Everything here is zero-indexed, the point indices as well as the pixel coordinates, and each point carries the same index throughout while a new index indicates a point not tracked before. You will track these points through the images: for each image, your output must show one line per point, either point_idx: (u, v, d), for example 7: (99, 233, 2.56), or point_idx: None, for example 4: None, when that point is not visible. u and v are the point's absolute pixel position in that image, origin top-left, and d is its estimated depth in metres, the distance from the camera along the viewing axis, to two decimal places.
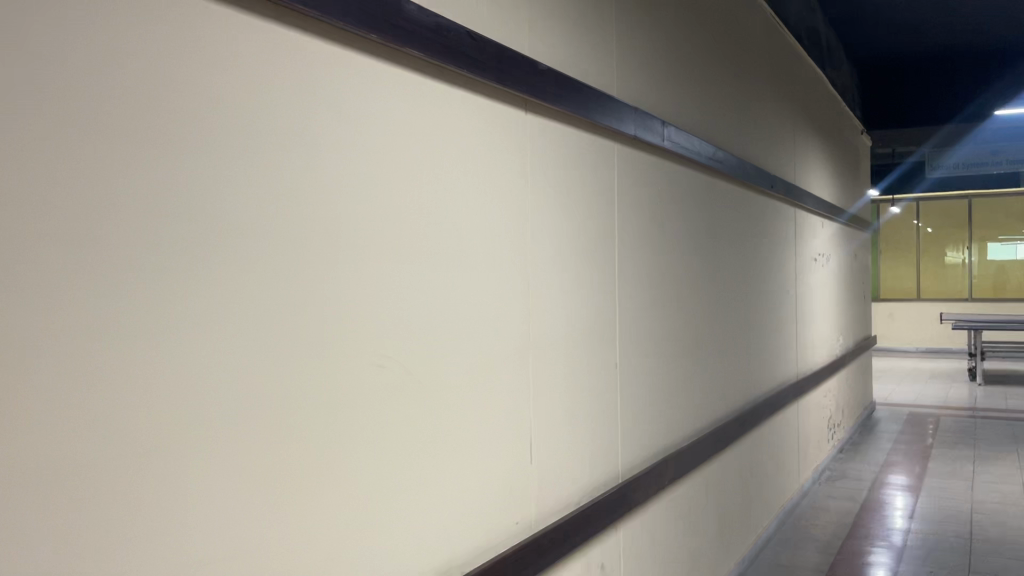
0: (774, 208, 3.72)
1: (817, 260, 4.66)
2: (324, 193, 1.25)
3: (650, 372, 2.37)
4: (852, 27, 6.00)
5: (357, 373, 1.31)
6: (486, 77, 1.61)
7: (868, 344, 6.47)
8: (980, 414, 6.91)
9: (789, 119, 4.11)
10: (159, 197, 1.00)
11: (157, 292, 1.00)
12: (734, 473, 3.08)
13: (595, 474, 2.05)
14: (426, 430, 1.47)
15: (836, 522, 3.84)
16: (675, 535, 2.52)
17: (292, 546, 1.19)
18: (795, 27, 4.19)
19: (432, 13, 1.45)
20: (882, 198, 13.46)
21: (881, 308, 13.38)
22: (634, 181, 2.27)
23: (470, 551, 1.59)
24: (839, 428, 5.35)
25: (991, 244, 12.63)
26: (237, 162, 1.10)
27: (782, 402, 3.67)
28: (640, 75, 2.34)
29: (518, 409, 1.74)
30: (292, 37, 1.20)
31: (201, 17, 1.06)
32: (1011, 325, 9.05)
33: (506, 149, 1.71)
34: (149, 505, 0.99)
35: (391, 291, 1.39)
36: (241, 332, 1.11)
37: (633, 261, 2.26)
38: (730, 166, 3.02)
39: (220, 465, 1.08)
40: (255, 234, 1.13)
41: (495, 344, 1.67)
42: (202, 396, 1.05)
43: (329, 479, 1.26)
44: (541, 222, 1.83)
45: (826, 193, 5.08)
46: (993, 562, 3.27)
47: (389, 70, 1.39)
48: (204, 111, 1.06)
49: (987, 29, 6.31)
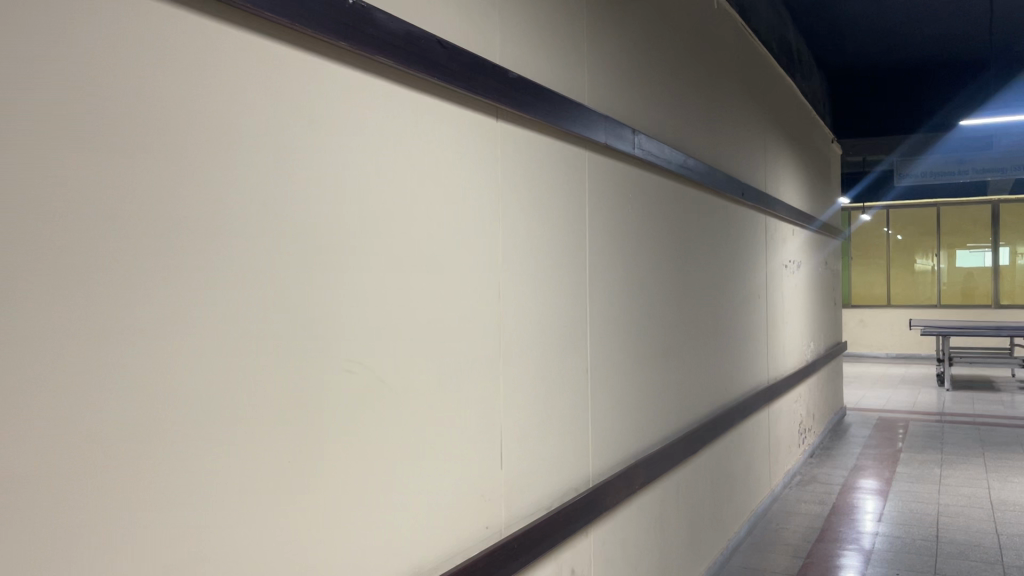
0: (744, 215, 3.76)
1: (788, 267, 4.71)
2: (294, 198, 1.25)
3: (621, 377, 2.39)
4: (824, 37, 6.09)
5: (326, 379, 1.32)
6: (457, 84, 1.62)
7: (839, 349, 6.54)
8: (947, 419, 7.02)
9: (760, 129, 4.16)
10: (129, 202, 1.00)
11: (116, 296, 0.99)
12: (704, 477, 3.10)
13: (565, 478, 2.06)
14: (396, 434, 1.48)
15: (807, 526, 3.87)
16: (645, 540, 2.53)
17: (258, 552, 1.19)
18: (766, 36, 4.24)
19: (402, 21, 1.46)
20: (853, 206, 13.63)
21: (852, 314, 13.52)
22: (605, 188, 2.30)
23: (441, 554, 1.60)
24: (809, 433, 5.40)
25: (960, 251, 12.84)
26: (203, 167, 1.10)
27: (752, 408, 3.70)
28: (610, 84, 2.36)
29: (489, 414, 1.76)
30: (261, 44, 1.21)
31: (162, 19, 1.05)
32: (978, 331, 9.19)
33: (478, 156, 1.72)
34: (107, 509, 0.97)
35: (359, 296, 1.39)
36: (205, 337, 1.11)
37: (604, 267, 2.28)
38: (700, 174, 3.05)
39: (184, 470, 1.07)
40: (222, 240, 1.13)
41: (465, 349, 1.68)
42: (164, 400, 1.05)
43: (298, 483, 1.26)
44: (514, 229, 1.85)
45: (797, 201, 5.14)
46: (959, 563, 3.33)
47: (360, 78, 1.40)
48: (164, 115, 1.05)
49: (952, 41, 6.44)
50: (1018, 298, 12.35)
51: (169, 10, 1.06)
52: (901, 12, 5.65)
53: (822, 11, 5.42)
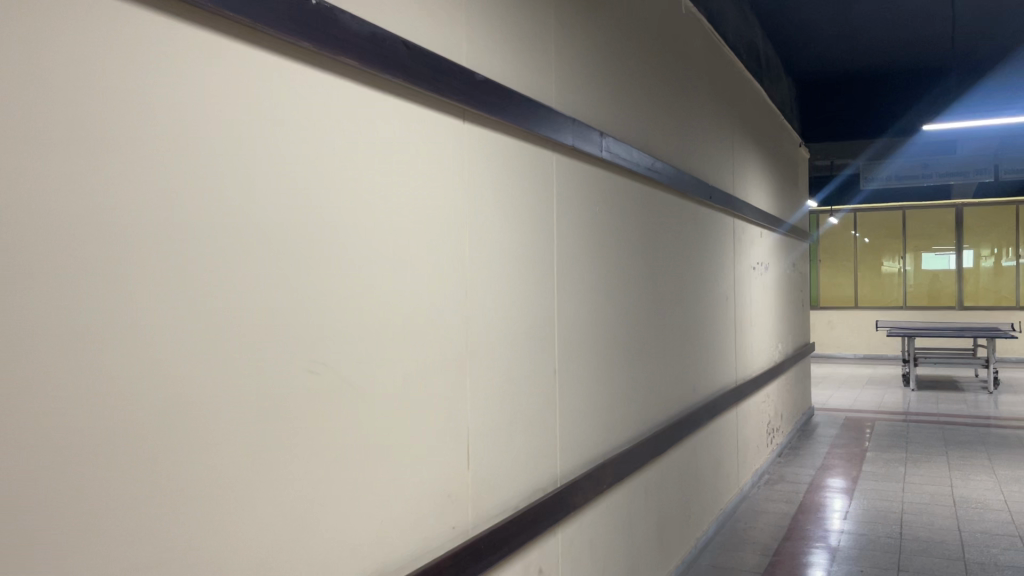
0: (712, 218, 3.79)
1: (756, 268, 4.76)
2: (256, 199, 1.25)
3: (588, 378, 2.40)
4: (793, 43, 6.16)
5: (289, 379, 1.31)
6: (422, 85, 1.62)
7: (807, 350, 6.61)
8: (911, 418, 7.12)
9: (728, 133, 4.20)
10: (90, 201, 1.00)
11: (75, 294, 0.99)
12: (672, 477, 3.13)
13: (532, 478, 2.06)
14: (359, 434, 1.47)
15: (775, 525, 3.91)
16: (613, 539, 2.54)
17: (220, 552, 1.18)
18: (733, 41, 4.28)
19: (366, 22, 1.46)
20: (821, 210, 13.80)
21: (821, 315, 13.66)
22: (571, 190, 2.31)
23: (407, 553, 1.60)
24: (778, 432, 5.45)
25: (926, 253, 13.04)
26: (162, 165, 1.10)
27: (719, 408, 3.73)
28: (576, 86, 2.38)
29: (455, 414, 1.76)
30: (223, 44, 1.20)
31: (125, 17, 1.05)
32: (942, 331, 9.35)
33: (443, 158, 1.72)
34: (68, 510, 0.97)
35: (322, 296, 1.39)
36: (165, 336, 1.10)
37: (572, 268, 2.30)
38: (667, 176, 3.08)
39: (143, 469, 1.06)
40: (185, 240, 1.13)
41: (430, 348, 1.68)
42: (120, 399, 1.04)
43: (261, 481, 1.26)
44: (480, 231, 1.85)
45: (765, 204, 5.20)
46: (921, 561, 3.38)
47: (323, 78, 1.40)
48: (126, 114, 1.05)
49: (915, 47, 6.55)
50: (981, 299, 12.60)
51: (133, 10, 1.06)
52: (868, 18, 5.74)
53: (792, 16, 5.49)
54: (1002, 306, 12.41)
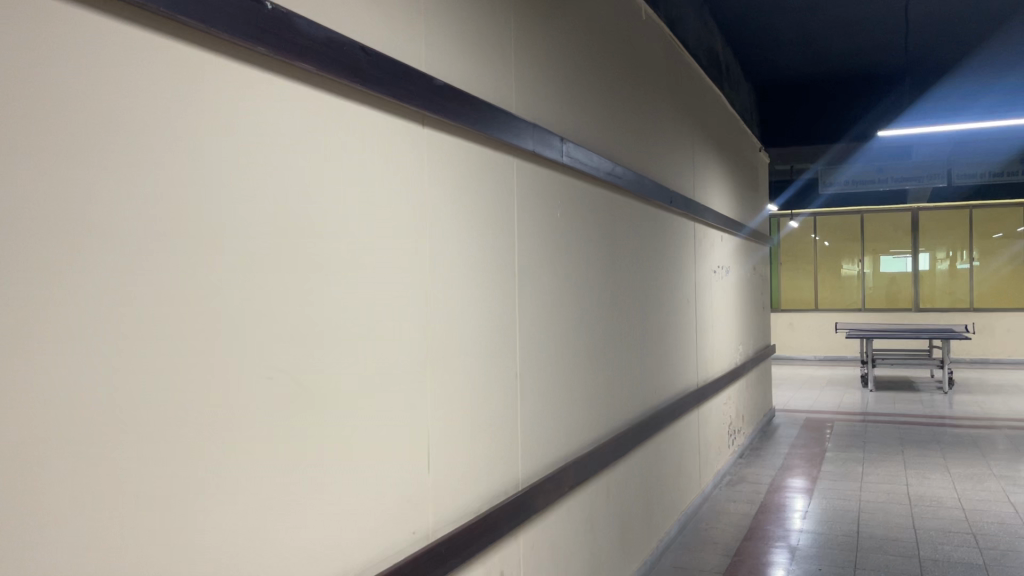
0: (672, 222, 3.84)
1: (717, 272, 4.81)
2: (212, 203, 1.24)
3: (549, 381, 2.41)
4: (754, 49, 6.25)
5: (244, 386, 1.30)
6: (382, 91, 1.63)
7: (768, 352, 6.71)
8: (867, 419, 7.26)
9: (687, 136, 4.25)
10: (47, 208, 1.00)
11: (38, 300, 0.99)
12: (633, 480, 3.15)
13: (493, 482, 2.07)
14: (316, 438, 1.46)
15: (737, 525, 3.96)
16: (575, 541, 2.56)
17: (178, 555, 1.17)
18: (693, 47, 4.35)
19: (323, 28, 1.46)
20: (782, 213, 13.99)
21: (782, 318, 13.83)
22: (532, 195, 2.32)
23: (368, 556, 1.60)
24: (739, 434, 5.50)
25: (884, 256, 13.29)
26: (118, 166, 1.09)
27: (680, 410, 3.77)
28: (537, 94, 2.41)
29: (415, 416, 1.76)
30: (180, 49, 1.20)
31: (88, 23, 1.06)
32: (899, 333, 9.54)
33: (401, 162, 1.73)
34: (32, 513, 0.97)
35: (277, 301, 1.38)
36: (122, 337, 1.09)
37: (532, 273, 2.31)
38: (628, 181, 3.11)
39: (102, 472, 1.06)
40: (140, 242, 1.12)
41: (389, 352, 1.68)
42: (85, 401, 1.04)
43: (220, 485, 1.25)
44: (439, 236, 1.86)
45: (725, 208, 5.27)
46: (878, 558, 3.44)
47: (281, 84, 1.40)
48: (86, 113, 1.05)
49: (871, 54, 6.69)
50: (937, 301, 12.87)
51: (91, 15, 1.06)
52: (825, 26, 5.85)
53: (754, 22, 5.57)
54: (957, 308, 12.70)
